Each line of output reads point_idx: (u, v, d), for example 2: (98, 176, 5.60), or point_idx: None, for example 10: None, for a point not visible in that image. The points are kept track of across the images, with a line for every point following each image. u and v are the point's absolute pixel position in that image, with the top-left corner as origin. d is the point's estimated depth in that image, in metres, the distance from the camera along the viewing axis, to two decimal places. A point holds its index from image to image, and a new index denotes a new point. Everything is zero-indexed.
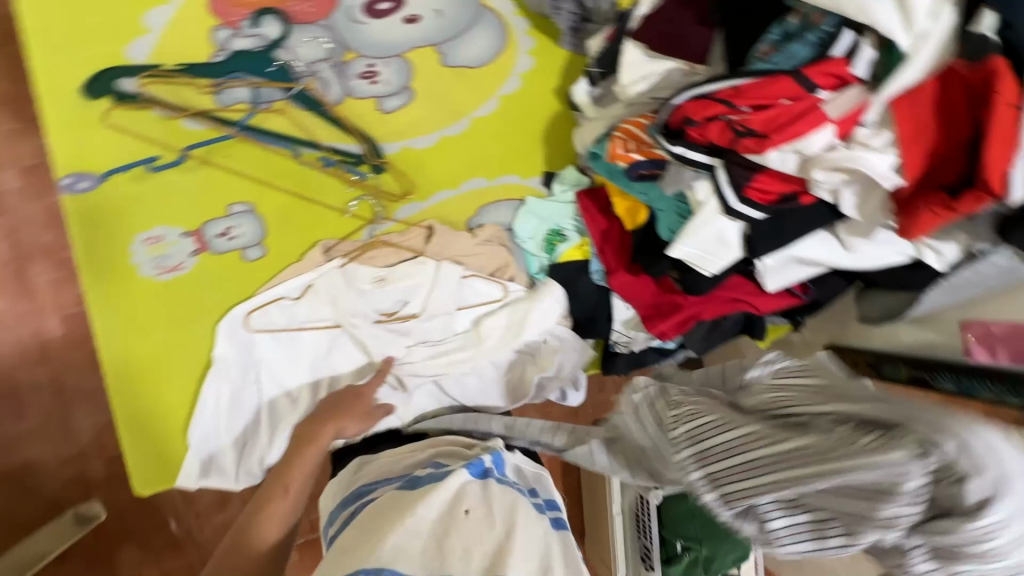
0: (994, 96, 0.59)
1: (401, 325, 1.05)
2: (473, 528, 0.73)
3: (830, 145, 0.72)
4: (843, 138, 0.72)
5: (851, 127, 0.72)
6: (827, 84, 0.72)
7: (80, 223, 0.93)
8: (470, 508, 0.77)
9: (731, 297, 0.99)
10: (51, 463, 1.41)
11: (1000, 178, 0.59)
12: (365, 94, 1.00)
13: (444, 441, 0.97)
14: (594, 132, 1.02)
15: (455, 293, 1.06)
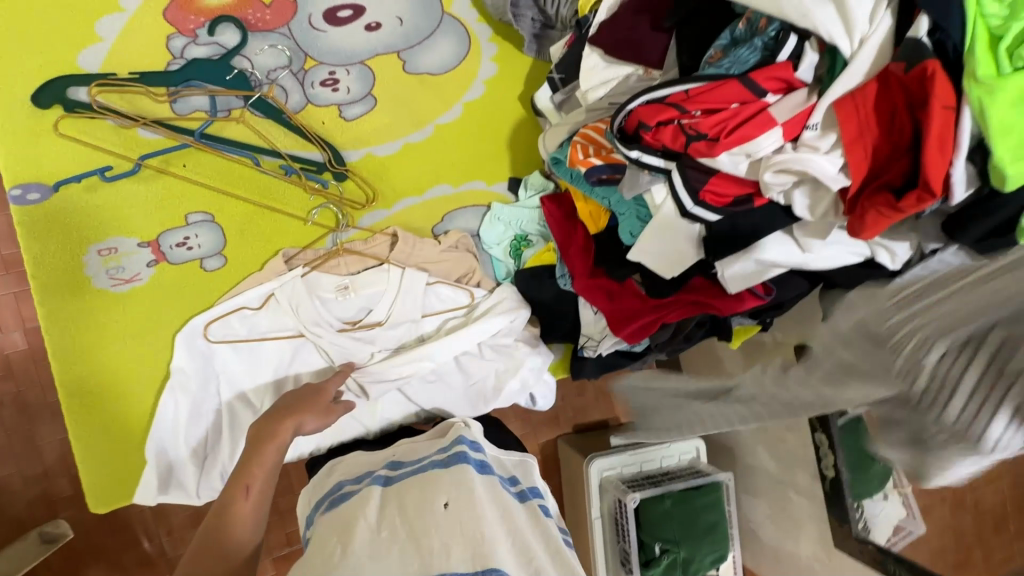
0: (929, 98, 0.58)
1: (367, 333, 1.05)
2: (451, 521, 0.78)
3: (779, 148, 0.73)
4: (791, 139, 0.73)
5: (799, 129, 0.72)
6: (774, 88, 0.72)
7: (30, 234, 0.90)
8: (449, 500, 0.81)
9: (693, 300, 0.96)
10: (15, 483, 1.37)
11: (938, 179, 0.59)
12: (326, 102, 0.99)
13: (417, 439, 1.01)
14: (557, 137, 1.02)
15: (421, 301, 1.06)
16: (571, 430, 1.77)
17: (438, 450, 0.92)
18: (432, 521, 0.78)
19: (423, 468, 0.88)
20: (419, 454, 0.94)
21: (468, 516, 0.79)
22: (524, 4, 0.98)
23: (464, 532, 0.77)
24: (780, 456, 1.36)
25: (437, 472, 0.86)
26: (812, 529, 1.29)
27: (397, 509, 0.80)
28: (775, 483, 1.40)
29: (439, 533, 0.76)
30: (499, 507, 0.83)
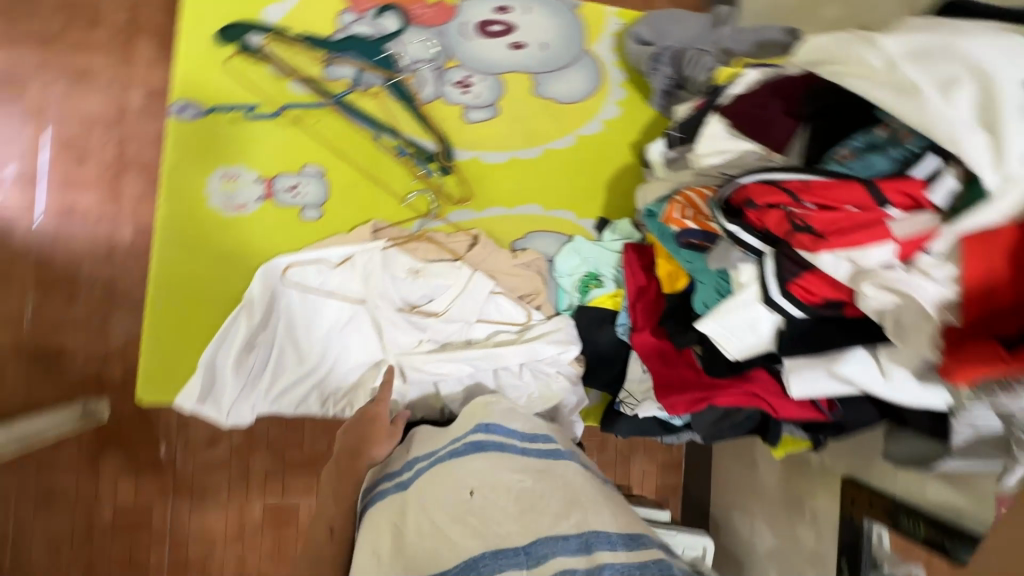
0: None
1: (420, 320, 1.03)
2: (486, 506, 0.70)
3: (888, 264, 0.69)
4: (904, 260, 0.69)
5: (914, 251, 0.69)
6: (899, 203, 0.69)
7: (175, 141, 1.01)
8: (475, 488, 0.73)
9: (750, 392, 0.94)
10: (79, 354, 1.52)
11: None
12: (455, 101, 1.10)
13: (436, 433, 0.90)
14: (656, 192, 1.03)
15: (481, 306, 1.06)
16: None
17: (451, 438, 0.84)
18: (461, 508, 0.70)
19: (439, 459, 0.80)
20: (433, 447, 0.85)
21: (501, 500, 0.71)
22: (664, 61, 1.06)
23: (501, 512, 0.69)
24: None
25: (456, 459, 0.78)
26: None
27: (423, 511, 0.71)
28: None
29: (474, 522, 0.67)
30: (528, 485, 0.74)
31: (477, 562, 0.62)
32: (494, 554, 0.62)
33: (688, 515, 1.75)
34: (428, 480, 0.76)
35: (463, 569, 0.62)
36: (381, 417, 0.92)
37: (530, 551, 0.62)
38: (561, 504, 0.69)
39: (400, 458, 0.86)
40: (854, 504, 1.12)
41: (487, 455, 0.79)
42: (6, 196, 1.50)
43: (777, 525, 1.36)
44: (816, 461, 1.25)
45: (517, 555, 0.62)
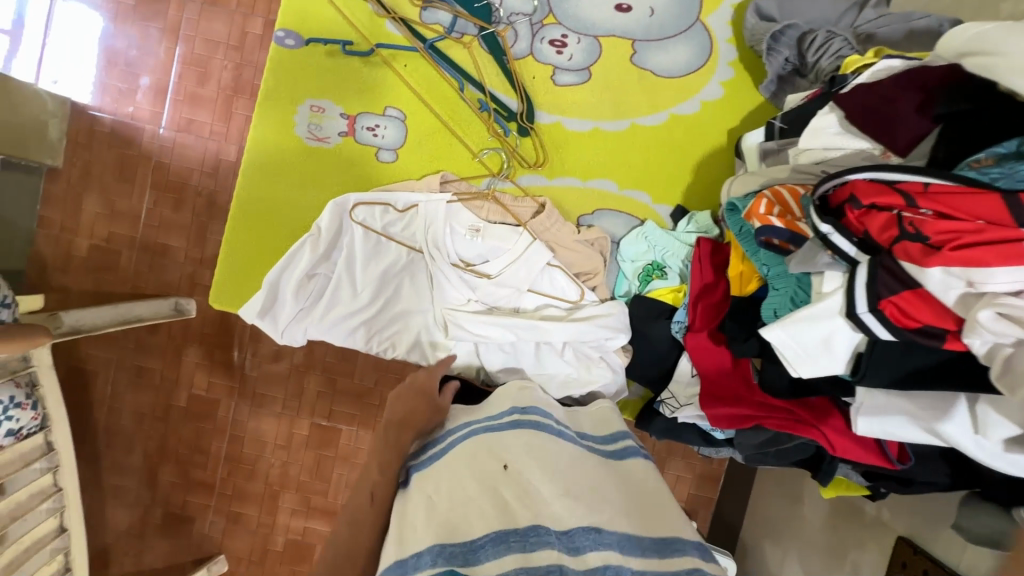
0: None
1: (471, 279, 1.03)
2: (519, 484, 0.69)
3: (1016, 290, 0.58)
4: None
5: None
6: None
7: (274, 70, 1.06)
8: (509, 462, 0.72)
9: (804, 420, 0.85)
10: (179, 255, 1.68)
11: None
12: (546, 60, 1.05)
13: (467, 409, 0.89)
14: (745, 185, 0.94)
15: (532, 277, 1.03)
16: None
17: (487, 413, 0.83)
18: (491, 481, 0.70)
19: (473, 432, 0.79)
20: (467, 418, 0.85)
21: (532, 475, 0.70)
22: (785, 42, 0.95)
23: (533, 487, 0.68)
24: None
25: (488, 434, 0.77)
26: None
27: (451, 488, 0.71)
28: None
29: (505, 494, 0.68)
30: (560, 465, 0.73)
31: (506, 536, 0.61)
32: (526, 529, 0.61)
33: (715, 532, 1.68)
34: (459, 453, 0.76)
35: (492, 541, 0.61)
36: (430, 390, 0.88)
37: (560, 535, 0.62)
38: (587, 491, 0.69)
39: (435, 431, 0.85)
40: (904, 568, 1.01)
41: (519, 430, 0.78)
42: (139, 102, 1.66)
43: (810, 566, 1.27)
44: (871, 511, 1.14)
45: (545, 534, 0.60)
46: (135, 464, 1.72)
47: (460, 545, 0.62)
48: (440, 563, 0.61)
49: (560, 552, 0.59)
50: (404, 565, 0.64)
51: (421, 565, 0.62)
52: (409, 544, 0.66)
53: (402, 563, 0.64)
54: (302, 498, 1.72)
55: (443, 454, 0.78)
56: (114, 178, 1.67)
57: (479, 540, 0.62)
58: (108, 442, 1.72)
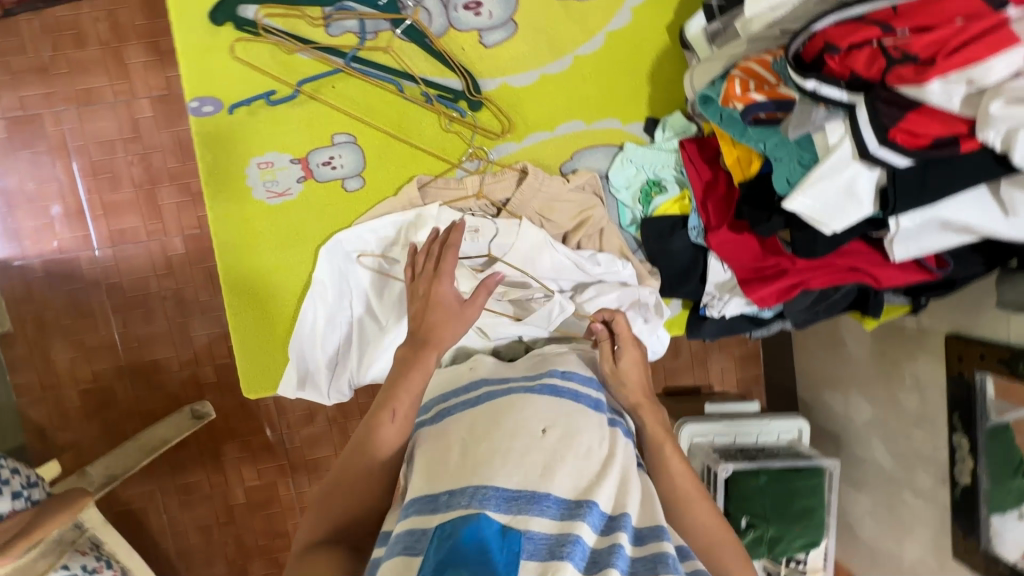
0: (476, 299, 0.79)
1: (491, 320, 0.98)
2: (552, 448, 0.68)
3: (1017, 71, 0.60)
4: None
5: None
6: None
7: (203, 143, 0.99)
8: (547, 428, 0.70)
9: (849, 266, 0.91)
10: (173, 364, 1.61)
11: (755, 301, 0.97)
12: (467, 27, 0.99)
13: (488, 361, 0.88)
14: (708, 73, 0.93)
15: (551, 315, 0.97)
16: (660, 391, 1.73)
17: (525, 374, 0.81)
18: (530, 445, 0.67)
19: (513, 389, 0.77)
20: (502, 373, 0.84)
21: (574, 443, 0.69)
22: None
23: (571, 462, 0.67)
24: (900, 453, 1.27)
25: (530, 396, 0.74)
26: (923, 533, 1.22)
27: (486, 433, 0.70)
28: (888, 480, 1.32)
29: (546, 459, 0.67)
30: (595, 446, 0.70)
31: (541, 498, 0.62)
32: (557, 501, 0.62)
33: (775, 401, 1.75)
34: (503, 404, 0.74)
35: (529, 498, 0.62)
36: (445, 301, 0.78)
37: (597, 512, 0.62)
38: (617, 474, 0.67)
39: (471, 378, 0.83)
40: (962, 359, 1.07)
41: (561, 404, 0.74)
42: (61, 233, 1.55)
43: (874, 394, 1.34)
44: (912, 324, 1.20)
45: (588, 510, 0.61)
46: (221, 575, 1.70)
47: (495, 488, 0.62)
48: (475, 504, 0.60)
49: (590, 533, 0.60)
50: (434, 501, 0.63)
51: (454, 503, 0.61)
52: (442, 483, 0.65)
53: (434, 497, 0.64)
54: None
55: (480, 404, 0.76)
56: (71, 318, 1.58)
57: (513, 490, 0.62)
58: (185, 566, 1.69)
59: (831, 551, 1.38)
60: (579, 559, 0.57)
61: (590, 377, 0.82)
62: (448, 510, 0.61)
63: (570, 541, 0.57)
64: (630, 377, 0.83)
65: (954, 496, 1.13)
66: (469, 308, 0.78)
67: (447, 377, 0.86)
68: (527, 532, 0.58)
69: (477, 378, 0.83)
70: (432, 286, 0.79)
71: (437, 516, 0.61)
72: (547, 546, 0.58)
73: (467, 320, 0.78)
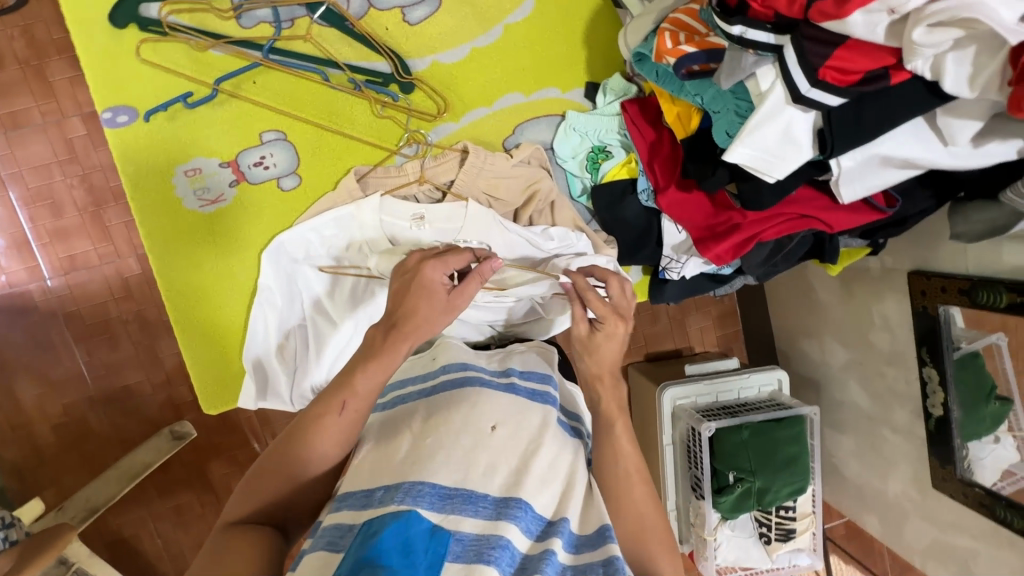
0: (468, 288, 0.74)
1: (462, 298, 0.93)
2: (502, 446, 0.66)
3: None
4: None
5: None
6: None
7: (125, 156, 0.94)
8: (496, 424, 0.68)
9: (799, 214, 0.90)
10: (146, 387, 1.57)
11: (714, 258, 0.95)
12: (389, 5, 0.96)
13: (456, 347, 0.84)
14: (640, 31, 0.90)
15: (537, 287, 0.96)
16: (641, 358, 1.73)
17: (490, 369, 0.79)
18: (479, 443, 0.65)
19: (468, 380, 0.75)
20: (462, 358, 0.81)
21: (521, 441, 0.68)
22: None
23: (515, 462, 0.65)
24: (876, 392, 1.28)
25: (484, 391, 0.72)
26: (905, 467, 1.24)
27: (433, 428, 0.67)
28: (867, 420, 1.34)
29: (489, 458, 0.64)
30: (546, 450, 0.67)
31: (476, 499, 0.60)
32: (492, 500, 0.61)
33: (755, 355, 1.76)
34: (455, 398, 0.71)
35: (466, 500, 0.60)
36: (433, 285, 0.72)
37: (531, 515, 0.61)
38: (558, 484, 0.66)
39: (430, 366, 0.81)
40: (926, 294, 1.07)
41: (516, 401, 0.72)
42: (8, 266, 1.49)
43: (847, 337, 1.35)
44: (876, 265, 1.21)
45: (516, 509, 0.59)
46: None
47: (430, 486, 0.59)
48: (408, 502, 0.57)
49: (522, 538, 0.58)
50: (368, 496, 0.60)
51: (388, 499, 0.58)
52: (383, 475, 0.63)
53: (369, 492, 0.61)
54: None
55: (435, 395, 0.74)
56: (32, 352, 1.52)
57: (448, 488, 0.60)
58: None
59: (820, 495, 1.40)
60: (506, 564, 0.55)
61: (548, 375, 0.81)
62: (380, 506, 0.58)
63: (499, 545, 0.55)
64: (599, 347, 0.81)
65: (928, 428, 1.14)
66: (459, 296, 0.73)
67: (409, 365, 0.84)
68: (456, 533, 0.56)
69: (437, 367, 0.79)
70: (423, 266, 0.73)
71: (367, 513, 0.58)
72: (474, 549, 0.55)
73: (454, 308, 0.73)
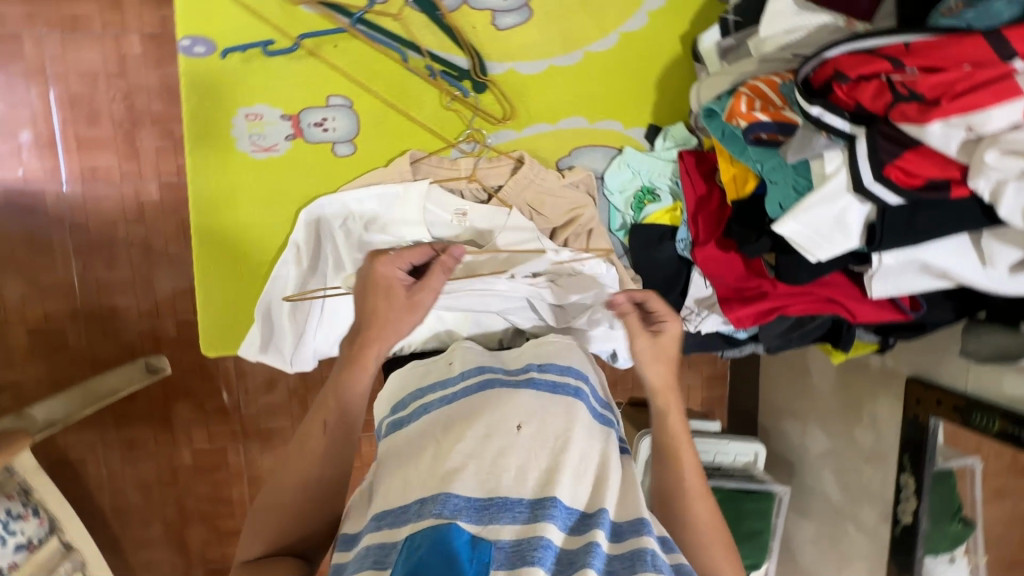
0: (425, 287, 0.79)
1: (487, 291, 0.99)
2: (526, 447, 0.66)
3: (1014, 124, 0.61)
4: None
5: None
6: None
7: (191, 86, 0.94)
8: (522, 423, 0.68)
9: (827, 296, 0.93)
10: (132, 314, 1.54)
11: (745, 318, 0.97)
12: (482, 6, 0.96)
13: (471, 349, 0.86)
14: (715, 88, 0.93)
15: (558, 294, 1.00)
16: (626, 401, 1.68)
17: (506, 370, 0.81)
18: (506, 441, 0.66)
19: (488, 382, 0.77)
20: (477, 361, 0.82)
21: (548, 439, 0.67)
22: None
23: (545, 461, 0.65)
24: (849, 486, 1.30)
25: (514, 393, 0.74)
26: (860, 566, 1.25)
27: (444, 438, 0.68)
28: (834, 512, 1.35)
29: (518, 460, 0.64)
30: (573, 445, 0.67)
31: (514, 505, 0.60)
32: (528, 502, 0.60)
33: (735, 423, 1.76)
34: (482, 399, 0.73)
35: (503, 506, 0.60)
36: (392, 286, 0.77)
37: (564, 510, 0.60)
38: (591, 474, 0.66)
39: (446, 371, 0.82)
40: (920, 403, 1.09)
41: (538, 394, 0.74)
42: (27, 161, 1.47)
43: (832, 427, 1.36)
44: (876, 363, 1.22)
45: (552, 507, 0.59)
46: (158, 537, 1.64)
47: (466, 498, 0.60)
48: (446, 514, 0.58)
49: (560, 533, 0.58)
50: (404, 511, 0.61)
51: (425, 513, 0.59)
52: (413, 489, 0.63)
53: (405, 507, 0.61)
54: None
55: (455, 404, 0.74)
56: (28, 252, 1.50)
57: (483, 499, 0.60)
58: (119, 523, 1.62)
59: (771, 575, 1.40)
60: (550, 562, 0.54)
61: (568, 366, 0.81)
62: (419, 520, 0.58)
63: (541, 545, 0.55)
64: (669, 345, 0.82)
65: (893, 533, 1.16)
66: (417, 291, 0.77)
67: (424, 370, 0.84)
68: (499, 542, 0.56)
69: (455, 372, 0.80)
70: (376, 264, 0.78)
71: (406, 528, 0.58)
72: (518, 555, 0.55)
73: (420, 304, 0.77)
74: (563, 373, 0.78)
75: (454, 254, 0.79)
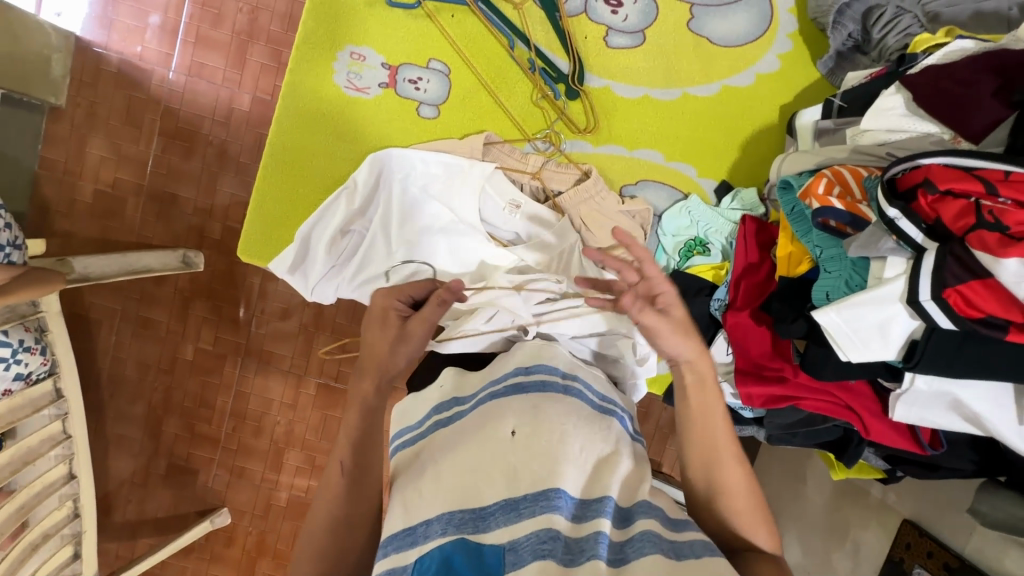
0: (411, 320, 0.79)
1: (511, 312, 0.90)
2: (522, 452, 0.66)
3: None
4: None
5: None
6: None
7: (313, 11, 1.01)
8: (516, 428, 0.68)
9: (844, 402, 0.89)
10: (189, 206, 1.62)
11: (760, 401, 0.94)
12: (600, 20, 1.01)
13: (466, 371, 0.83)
14: (799, 164, 0.92)
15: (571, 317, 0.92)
16: None
17: (492, 378, 0.79)
18: (500, 451, 0.67)
19: (482, 402, 0.75)
20: (477, 383, 0.80)
21: (544, 438, 0.67)
22: (849, 15, 0.92)
23: (548, 457, 0.65)
24: None
25: (501, 401, 0.73)
26: None
27: (447, 470, 0.67)
28: None
29: (519, 463, 0.65)
30: (572, 445, 0.68)
31: (517, 503, 0.62)
32: (532, 495, 0.62)
33: None
34: (472, 423, 0.72)
35: (502, 508, 0.62)
36: (391, 318, 0.79)
37: (568, 499, 0.63)
38: (590, 463, 0.68)
39: (438, 395, 0.80)
40: (909, 548, 1.02)
41: (529, 398, 0.73)
42: (148, 42, 1.58)
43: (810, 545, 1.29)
44: (876, 494, 1.15)
45: (557, 498, 0.61)
46: (138, 417, 1.70)
47: (471, 511, 0.63)
48: (450, 530, 0.62)
49: (565, 521, 0.61)
50: (411, 534, 0.63)
51: (430, 534, 0.62)
52: (417, 512, 0.65)
53: (411, 529, 0.64)
54: (307, 456, 1.70)
55: (450, 424, 0.74)
56: (120, 121, 1.60)
57: (488, 506, 0.63)
58: (109, 392, 1.68)
59: None
60: (559, 552, 0.58)
61: (563, 373, 0.80)
62: (425, 542, 0.62)
63: (550, 537, 0.58)
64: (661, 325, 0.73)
65: None
66: (412, 321, 0.78)
67: (419, 400, 0.80)
68: (507, 543, 0.59)
69: (446, 399, 0.78)
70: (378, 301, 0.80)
71: (414, 552, 0.62)
72: (530, 549, 0.58)
73: (413, 330, 0.77)
74: (556, 375, 0.78)
75: (452, 288, 0.77)
